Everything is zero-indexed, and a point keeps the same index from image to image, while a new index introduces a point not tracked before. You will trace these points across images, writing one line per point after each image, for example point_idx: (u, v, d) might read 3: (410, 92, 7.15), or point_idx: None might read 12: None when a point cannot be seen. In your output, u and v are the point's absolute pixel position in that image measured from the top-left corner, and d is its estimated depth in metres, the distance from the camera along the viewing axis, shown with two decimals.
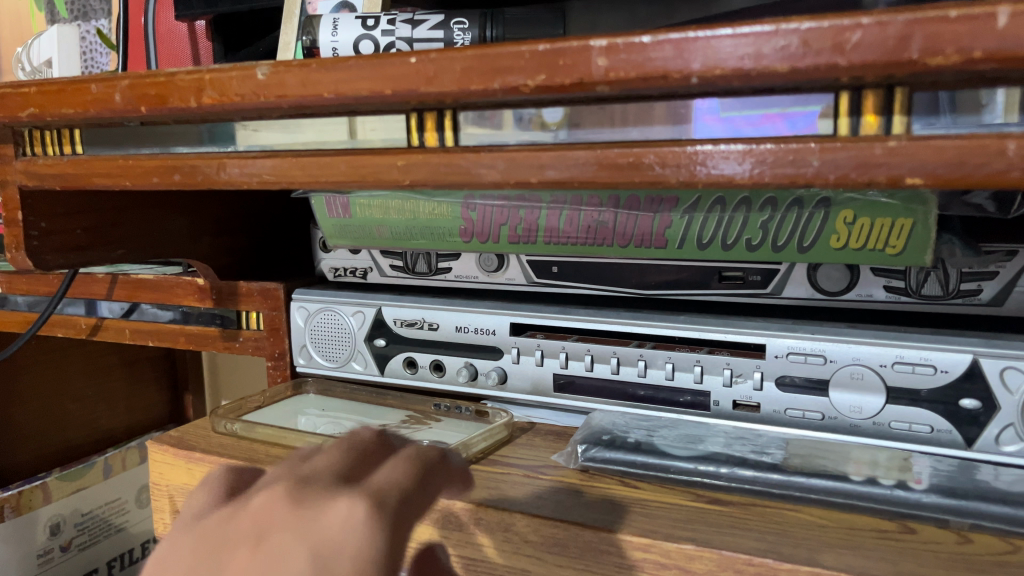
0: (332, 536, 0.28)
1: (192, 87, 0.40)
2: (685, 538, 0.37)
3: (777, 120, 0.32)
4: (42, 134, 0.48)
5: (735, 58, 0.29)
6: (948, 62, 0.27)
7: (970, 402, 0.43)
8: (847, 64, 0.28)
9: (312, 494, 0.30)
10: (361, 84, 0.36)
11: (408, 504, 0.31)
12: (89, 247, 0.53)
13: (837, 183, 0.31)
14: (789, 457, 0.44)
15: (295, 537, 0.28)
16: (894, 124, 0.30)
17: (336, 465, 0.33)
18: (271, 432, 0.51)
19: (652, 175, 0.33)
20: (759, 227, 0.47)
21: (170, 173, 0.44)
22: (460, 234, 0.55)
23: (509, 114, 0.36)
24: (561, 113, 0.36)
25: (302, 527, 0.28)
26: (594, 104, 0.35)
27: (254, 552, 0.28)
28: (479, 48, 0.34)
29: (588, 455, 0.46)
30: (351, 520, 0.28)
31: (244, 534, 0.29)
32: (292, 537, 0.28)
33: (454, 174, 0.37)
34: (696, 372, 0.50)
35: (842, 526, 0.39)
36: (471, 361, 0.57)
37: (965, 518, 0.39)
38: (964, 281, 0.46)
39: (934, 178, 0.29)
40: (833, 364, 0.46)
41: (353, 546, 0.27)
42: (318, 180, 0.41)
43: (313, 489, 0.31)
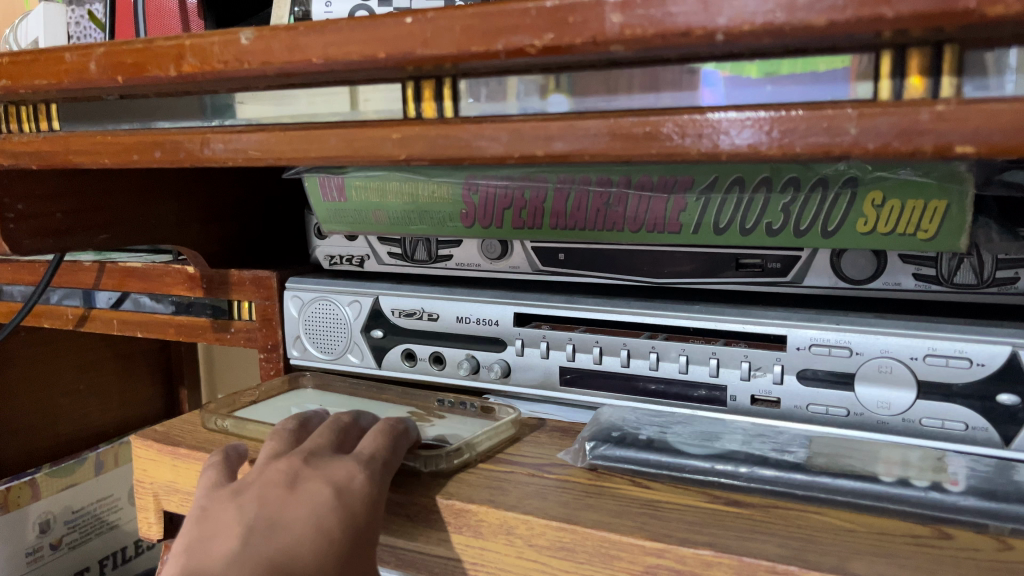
0: (347, 481, 0.36)
1: (171, 54, 0.37)
2: (703, 543, 0.34)
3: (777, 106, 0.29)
4: (18, 109, 0.45)
5: (766, 11, 0.26)
6: (1009, 11, 0.24)
7: (1009, 397, 0.40)
8: (894, 16, 0.25)
9: (320, 453, 0.38)
10: (352, 48, 0.33)
11: (392, 462, 0.39)
12: (69, 232, 0.51)
13: (877, 153, 0.28)
14: (813, 456, 0.41)
15: (318, 482, 0.36)
16: (943, 86, 0.27)
17: (330, 436, 0.41)
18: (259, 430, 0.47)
19: (670, 146, 0.30)
20: (780, 210, 0.44)
21: (151, 150, 0.41)
22: (461, 219, 0.52)
23: (514, 82, 0.34)
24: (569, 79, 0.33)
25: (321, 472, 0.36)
26: (604, 69, 0.32)
27: (287, 492, 0.35)
28: (481, 7, 0.31)
29: (598, 453, 0.43)
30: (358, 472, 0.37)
31: (274, 477, 0.36)
32: (315, 480, 0.36)
33: (454, 148, 0.34)
34: (711, 365, 0.47)
35: (873, 531, 0.36)
36: (474, 353, 0.54)
37: (1005, 522, 0.35)
38: (1000, 269, 0.43)
39: (987, 146, 0.26)
40: (860, 357, 0.43)
41: (361, 490, 0.36)
42: (308, 155, 0.38)
43: (319, 452, 0.39)
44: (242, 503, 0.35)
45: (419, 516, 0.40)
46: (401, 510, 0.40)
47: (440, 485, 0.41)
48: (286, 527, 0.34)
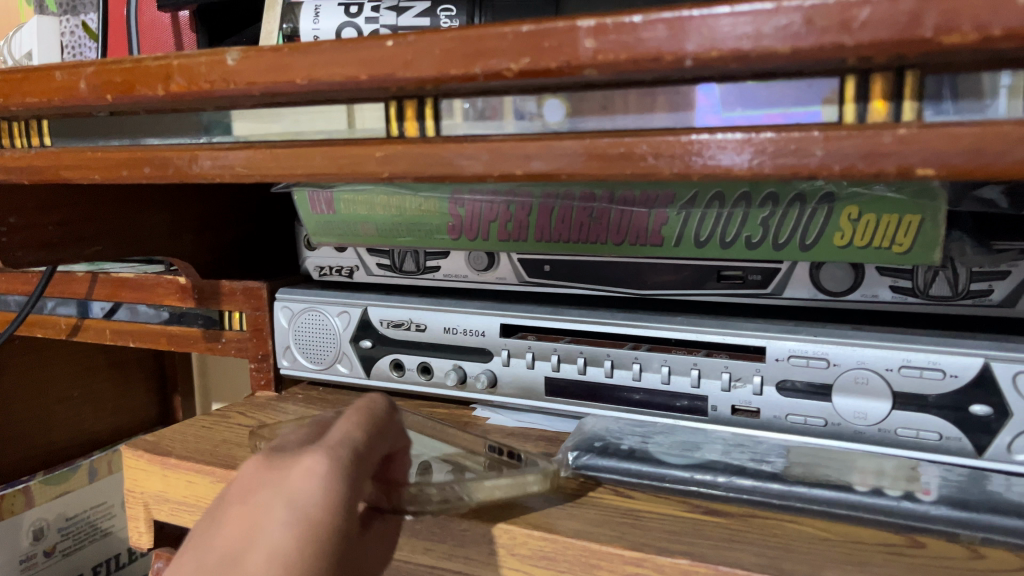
0: (305, 482, 0.31)
1: (159, 74, 0.38)
2: (680, 552, 0.35)
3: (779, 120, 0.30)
4: (11, 125, 0.46)
5: (734, 38, 0.27)
6: (965, 40, 0.25)
7: (981, 408, 0.41)
8: (854, 44, 0.26)
9: (285, 451, 0.34)
10: (335, 70, 0.34)
11: (365, 452, 0.34)
12: (61, 243, 0.51)
13: (843, 175, 0.28)
14: (790, 466, 0.42)
15: (273, 491, 0.31)
16: (904, 110, 0.28)
17: (305, 432, 0.36)
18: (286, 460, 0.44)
19: (645, 166, 0.31)
20: (759, 224, 0.45)
21: (140, 166, 0.42)
22: (448, 232, 0.53)
23: (512, 104, 0.34)
24: (563, 101, 0.33)
25: (279, 478, 0.32)
26: (590, 90, 0.33)
27: (241, 513, 0.31)
28: (461, 30, 0.32)
29: (580, 463, 0.44)
30: (320, 467, 0.32)
31: (235, 500, 0.32)
32: (271, 490, 0.31)
33: (436, 166, 0.35)
34: (693, 376, 0.48)
35: (847, 539, 0.37)
36: (460, 363, 0.55)
37: (976, 531, 0.36)
38: (974, 281, 0.44)
39: (949, 169, 0.27)
40: (837, 368, 0.44)
41: (320, 490, 0.31)
42: (293, 172, 0.38)
43: (285, 450, 0.34)
44: (202, 539, 0.31)
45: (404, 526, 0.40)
46: None
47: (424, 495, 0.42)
48: (239, 558, 0.29)
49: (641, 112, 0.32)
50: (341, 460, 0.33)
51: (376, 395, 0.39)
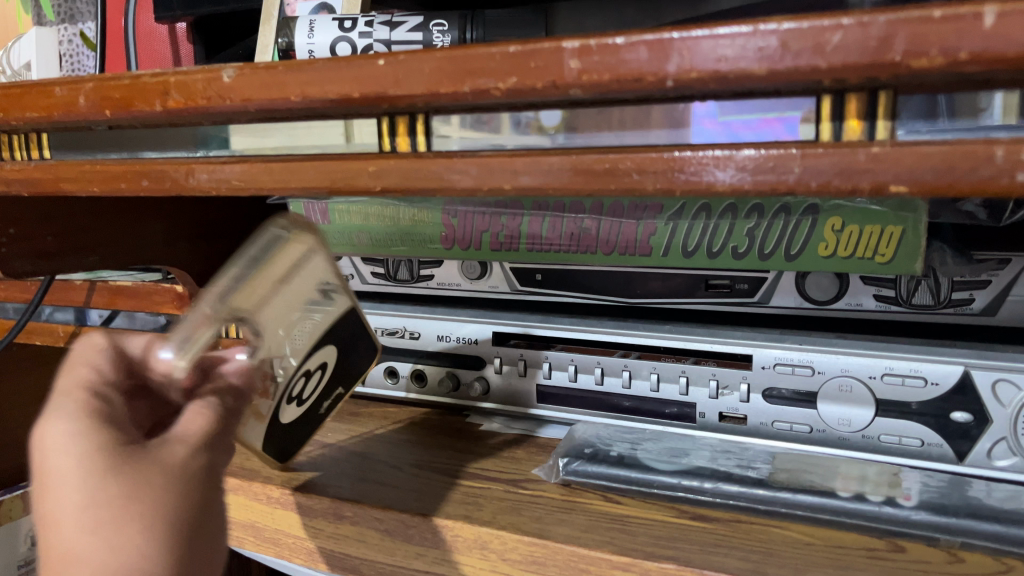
0: (43, 451, 0.29)
1: (157, 90, 0.39)
2: (666, 556, 0.36)
3: (776, 124, 0.30)
4: (10, 138, 0.46)
5: (713, 60, 0.28)
6: (933, 63, 0.26)
7: (962, 415, 0.42)
8: (828, 67, 0.27)
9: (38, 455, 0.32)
10: (328, 87, 0.35)
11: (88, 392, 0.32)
12: (59, 253, 0.52)
13: (819, 191, 0.29)
14: (776, 472, 0.43)
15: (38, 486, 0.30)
16: (878, 129, 0.29)
17: None
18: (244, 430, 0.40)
19: (629, 182, 0.32)
20: (745, 234, 0.46)
21: (139, 178, 0.42)
22: (442, 241, 0.54)
23: (509, 118, 0.35)
24: (559, 116, 0.34)
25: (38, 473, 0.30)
26: (594, 107, 0.33)
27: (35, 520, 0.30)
28: (450, 50, 0.32)
29: (569, 469, 0.45)
30: (49, 431, 0.30)
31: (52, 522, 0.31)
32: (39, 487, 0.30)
33: (427, 181, 0.36)
34: (681, 383, 0.49)
35: (830, 544, 0.38)
36: (454, 371, 0.56)
37: (955, 535, 0.37)
38: (955, 290, 0.45)
39: (920, 185, 0.28)
40: (822, 375, 0.45)
41: (57, 448, 0.29)
42: (287, 185, 0.39)
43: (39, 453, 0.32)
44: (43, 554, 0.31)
45: (397, 532, 0.41)
46: (380, 526, 0.41)
47: (417, 501, 0.42)
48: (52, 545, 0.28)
49: (639, 128, 0.33)
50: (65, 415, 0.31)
51: (86, 339, 0.37)
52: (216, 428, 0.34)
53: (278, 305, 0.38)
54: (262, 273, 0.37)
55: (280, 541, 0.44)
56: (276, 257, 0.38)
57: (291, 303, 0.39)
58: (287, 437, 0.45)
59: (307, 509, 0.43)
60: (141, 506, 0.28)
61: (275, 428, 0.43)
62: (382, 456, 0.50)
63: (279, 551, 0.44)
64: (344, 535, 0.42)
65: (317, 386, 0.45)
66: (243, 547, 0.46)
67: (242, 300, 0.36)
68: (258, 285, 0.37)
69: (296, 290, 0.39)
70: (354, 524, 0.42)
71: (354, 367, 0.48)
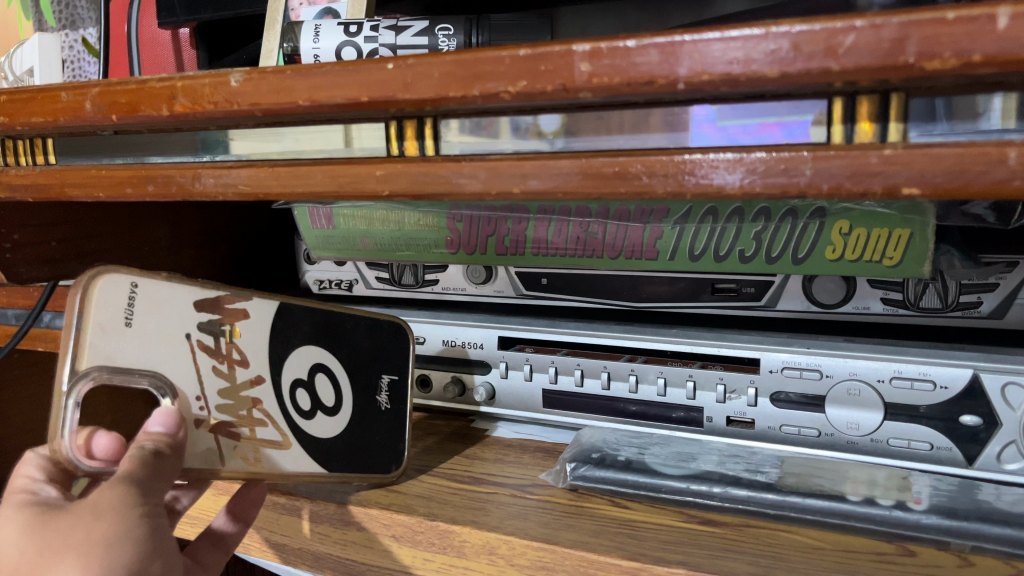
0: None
1: (163, 94, 0.39)
2: (677, 561, 0.36)
3: (774, 129, 0.30)
4: (14, 143, 0.46)
5: (724, 62, 0.28)
6: (946, 66, 0.26)
7: (971, 418, 0.42)
8: (840, 69, 0.27)
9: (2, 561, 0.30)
10: (336, 91, 0.35)
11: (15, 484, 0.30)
12: (63, 259, 0.51)
13: (830, 194, 0.29)
14: (784, 476, 0.43)
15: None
16: (890, 131, 0.29)
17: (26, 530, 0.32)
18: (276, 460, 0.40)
19: (639, 185, 0.32)
20: (752, 238, 0.46)
21: (144, 184, 0.42)
22: (448, 246, 0.54)
23: (507, 122, 0.35)
24: (558, 121, 0.34)
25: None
26: (589, 111, 0.33)
27: None
28: (458, 54, 0.32)
29: (577, 474, 0.45)
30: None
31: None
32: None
33: (435, 184, 0.36)
34: (688, 388, 0.48)
35: (840, 549, 0.38)
36: (459, 376, 0.55)
37: (966, 540, 0.37)
38: (963, 293, 0.45)
39: (932, 188, 0.28)
40: (830, 379, 0.45)
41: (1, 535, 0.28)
42: (294, 190, 0.39)
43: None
44: None
45: (405, 537, 0.41)
46: (388, 532, 0.41)
47: (424, 506, 0.42)
48: None
49: (637, 132, 0.33)
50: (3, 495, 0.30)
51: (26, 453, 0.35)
52: (150, 456, 0.31)
53: (142, 346, 0.34)
54: (97, 324, 0.32)
55: (286, 547, 0.44)
56: (103, 302, 0.32)
57: (157, 336, 0.35)
58: (358, 443, 0.46)
59: (312, 516, 0.43)
60: (58, 562, 0.27)
61: (326, 444, 0.43)
62: None
63: (285, 557, 0.44)
64: (350, 540, 0.42)
65: (321, 386, 0.44)
66: (249, 553, 0.46)
67: (87, 356, 0.31)
68: (109, 334, 0.32)
69: (153, 324, 0.34)
70: (362, 530, 0.42)
71: (362, 357, 0.48)
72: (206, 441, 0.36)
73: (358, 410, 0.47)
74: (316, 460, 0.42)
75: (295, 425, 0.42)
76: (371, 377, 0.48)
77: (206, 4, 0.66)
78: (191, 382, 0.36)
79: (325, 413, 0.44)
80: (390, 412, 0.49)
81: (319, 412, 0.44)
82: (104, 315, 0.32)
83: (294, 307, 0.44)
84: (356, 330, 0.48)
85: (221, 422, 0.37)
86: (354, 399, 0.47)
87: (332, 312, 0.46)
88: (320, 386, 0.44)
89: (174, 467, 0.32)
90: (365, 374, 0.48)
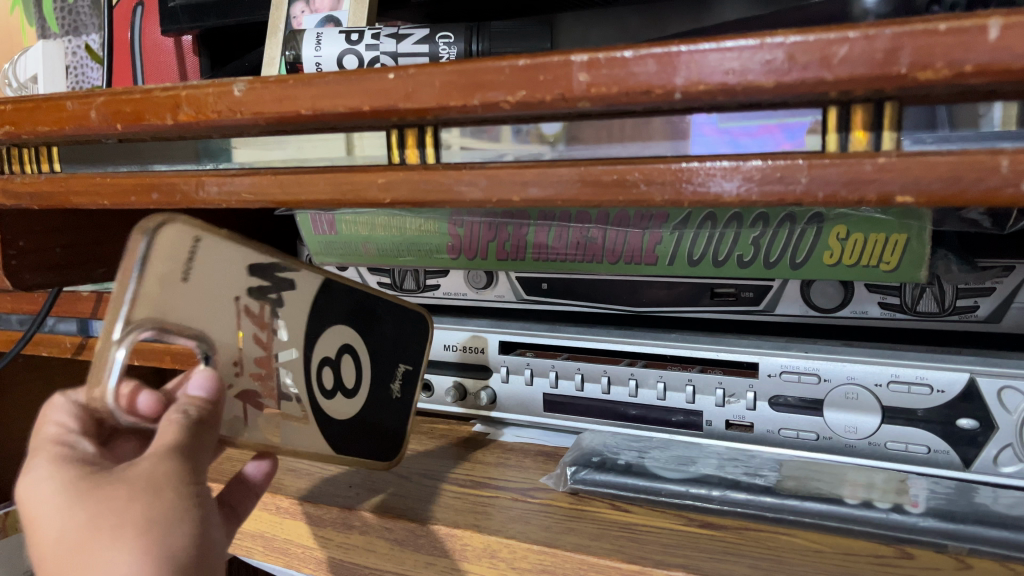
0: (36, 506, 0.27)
1: (168, 104, 0.39)
2: (677, 564, 0.36)
3: (775, 130, 0.30)
4: (20, 151, 0.46)
5: (720, 72, 0.29)
6: (939, 76, 0.26)
7: (968, 421, 0.42)
8: (834, 79, 0.27)
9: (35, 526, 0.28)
10: (339, 100, 0.35)
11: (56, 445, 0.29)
12: (68, 265, 0.52)
13: (826, 202, 0.30)
14: (783, 479, 0.43)
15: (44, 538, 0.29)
16: (884, 140, 0.29)
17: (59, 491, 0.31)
18: (292, 434, 0.40)
19: (637, 193, 0.32)
20: (750, 243, 0.47)
21: (148, 192, 0.43)
22: (448, 251, 0.55)
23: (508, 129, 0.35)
24: (559, 127, 0.34)
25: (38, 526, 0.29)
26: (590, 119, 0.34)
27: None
28: (459, 64, 0.33)
29: (577, 477, 0.45)
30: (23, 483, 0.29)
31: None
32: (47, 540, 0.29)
33: (435, 192, 0.36)
34: (688, 392, 0.49)
35: (838, 551, 0.38)
36: (461, 380, 0.56)
37: (964, 542, 0.37)
38: (960, 298, 0.46)
39: (926, 196, 0.28)
40: (828, 383, 0.45)
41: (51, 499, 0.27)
42: (296, 198, 0.40)
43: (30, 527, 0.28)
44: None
45: (407, 541, 0.41)
46: (390, 535, 0.41)
47: (427, 510, 0.42)
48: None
49: (638, 138, 0.33)
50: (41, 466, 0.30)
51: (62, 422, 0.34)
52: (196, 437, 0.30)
53: (194, 304, 0.33)
54: (158, 275, 0.30)
55: (289, 551, 0.44)
56: (167, 253, 0.31)
57: (207, 294, 0.34)
58: (365, 427, 0.46)
59: (316, 519, 0.43)
60: (114, 526, 0.25)
61: (339, 426, 0.44)
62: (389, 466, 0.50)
63: (288, 561, 0.44)
64: (353, 544, 0.42)
65: (344, 367, 0.44)
66: (252, 557, 0.46)
67: (144, 309, 0.30)
68: (166, 287, 0.31)
69: (207, 282, 0.33)
70: (364, 534, 0.42)
71: (384, 343, 0.48)
72: (234, 409, 0.36)
73: (373, 394, 0.47)
74: (329, 439, 0.43)
75: (315, 405, 0.42)
76: (389, 362, 0.49)
77: (209, 11, 0.67)
78: (229, 345, 0.35)
79: (342, 394, 0.44)
80: (402, 400, 0.49)
81: (338, 393, 0.44)
82: (166, 264, 0.31)
83: (338, 285, 0.43)
84: (386, 315, 0.48)
85: (247, 390, 0.37)
86: (371, 383, 0.47)
87: (368, 295, 0.46)
88: (345, 367, 0.44)
89: (213, 438, 0.31)
90: (384, 358, 0.48)
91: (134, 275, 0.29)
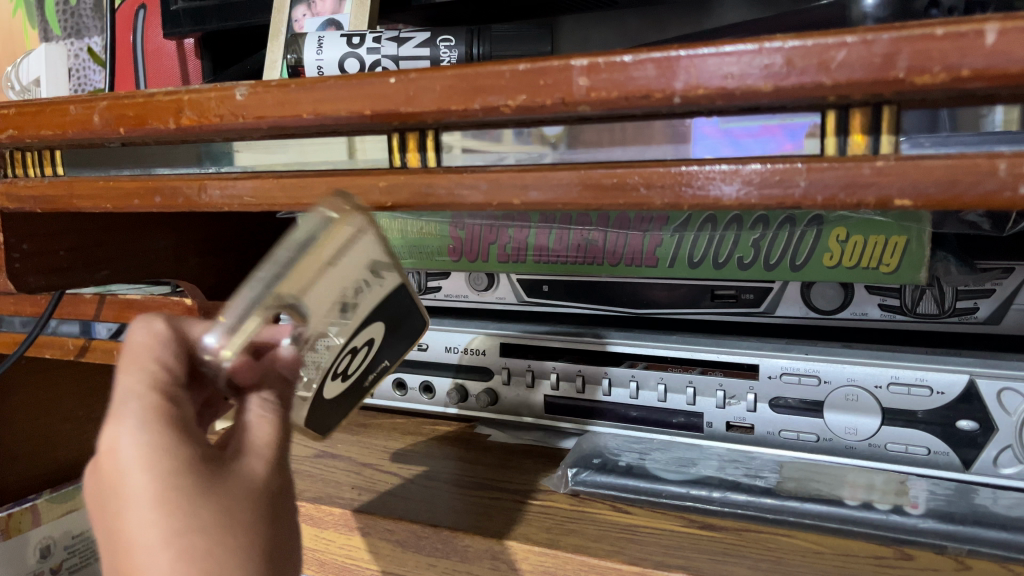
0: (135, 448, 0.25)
1: (170, 107, 0.39)
2: (677, 566, 0.36)
3: (777, 132, 0.30)
4: (23, 155, 0.47)
5: (719, 77, 0.29)
6: (936, 80, 0.26)
7: (967, 423, 0.42)
8: (832, 83, 0.27)
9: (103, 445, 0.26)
10: (340, 105, 0.36)
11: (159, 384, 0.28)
12: (71, 267, 0.52)
13: (824, 205, 0.30)
14: (783, 481, 0.43)
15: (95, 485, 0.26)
16: (882, 144, 0.29)
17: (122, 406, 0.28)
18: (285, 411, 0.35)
19: (637, 197, 0.33)
20: (750, 245, 0.47)
21: (151, 195, 0.43)
22: (449, 253, 0.55)
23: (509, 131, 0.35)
24: (560, 129, 0.34)
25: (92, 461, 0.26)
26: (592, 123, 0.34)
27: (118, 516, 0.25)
28: (459, 68, 0.33)
29: (578, 479, 0.45)
30: (112, 411, 0.26)
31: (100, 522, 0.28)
32: (94, 488, 0.26)
33: (436, 196, 0.36)
34: (688, 394, 0.49)
35: (838, 552, 0.38)
36: (461, 382, 0.56)
37: (963, 543, 0.37)
38: (959, 300, 0.46)
39: (924, 199, 0.28)
40: (828, 385, 0.45)
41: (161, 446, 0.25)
42: (299, 201, 0.40)
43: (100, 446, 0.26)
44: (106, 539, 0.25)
45: (408, 543, 0.41)
46: (391, 537, 0.42)
47: (428, 512, 0.43)
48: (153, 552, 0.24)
49: (639, 142, 0.33)
50: (136, 392, 0.27)
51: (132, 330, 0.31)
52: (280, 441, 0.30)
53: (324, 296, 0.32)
54: (321, 260, 0.31)
55: None
56: (337, 242, 0.31)
57: (342, 297, 0.33)
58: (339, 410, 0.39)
59: (318, 521, 0.44)
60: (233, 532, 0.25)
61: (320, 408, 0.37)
62: (390, 468, 0.50)
63: None
64: (355, 546, 0.43)
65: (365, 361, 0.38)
66: None
67: (301, 292, 0.31)
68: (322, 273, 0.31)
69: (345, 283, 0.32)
70: (365, 536, 0.42)
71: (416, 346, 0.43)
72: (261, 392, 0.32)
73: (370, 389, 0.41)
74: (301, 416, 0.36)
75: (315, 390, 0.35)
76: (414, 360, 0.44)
77: (212, 15, 0.67)
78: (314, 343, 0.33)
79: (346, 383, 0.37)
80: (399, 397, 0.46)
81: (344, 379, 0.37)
82: (334, 252, 0.31)
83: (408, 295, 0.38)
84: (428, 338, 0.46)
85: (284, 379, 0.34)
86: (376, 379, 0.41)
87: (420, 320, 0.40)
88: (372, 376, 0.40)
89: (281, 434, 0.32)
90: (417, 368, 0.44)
91: (304, 249, 0.30)
